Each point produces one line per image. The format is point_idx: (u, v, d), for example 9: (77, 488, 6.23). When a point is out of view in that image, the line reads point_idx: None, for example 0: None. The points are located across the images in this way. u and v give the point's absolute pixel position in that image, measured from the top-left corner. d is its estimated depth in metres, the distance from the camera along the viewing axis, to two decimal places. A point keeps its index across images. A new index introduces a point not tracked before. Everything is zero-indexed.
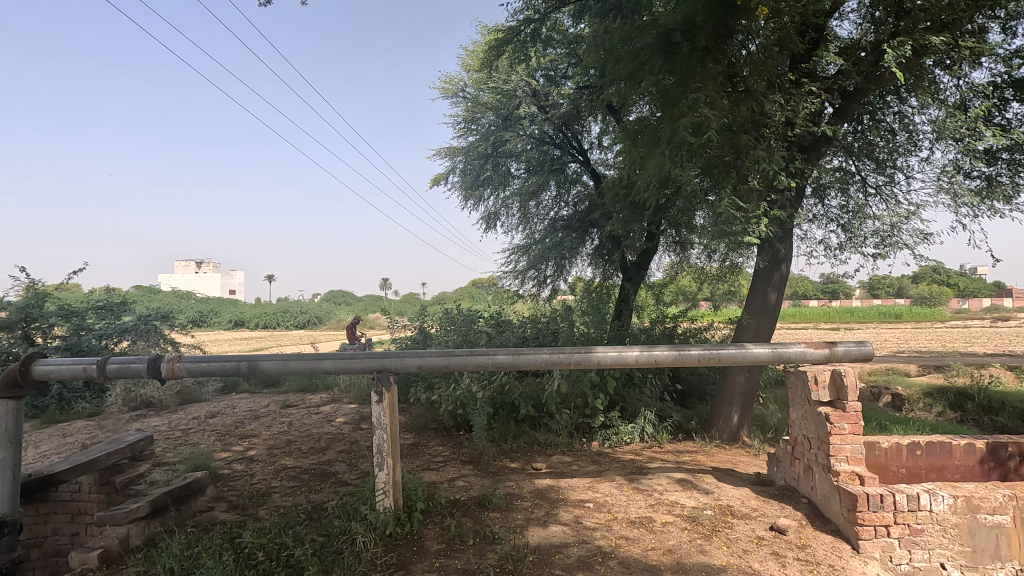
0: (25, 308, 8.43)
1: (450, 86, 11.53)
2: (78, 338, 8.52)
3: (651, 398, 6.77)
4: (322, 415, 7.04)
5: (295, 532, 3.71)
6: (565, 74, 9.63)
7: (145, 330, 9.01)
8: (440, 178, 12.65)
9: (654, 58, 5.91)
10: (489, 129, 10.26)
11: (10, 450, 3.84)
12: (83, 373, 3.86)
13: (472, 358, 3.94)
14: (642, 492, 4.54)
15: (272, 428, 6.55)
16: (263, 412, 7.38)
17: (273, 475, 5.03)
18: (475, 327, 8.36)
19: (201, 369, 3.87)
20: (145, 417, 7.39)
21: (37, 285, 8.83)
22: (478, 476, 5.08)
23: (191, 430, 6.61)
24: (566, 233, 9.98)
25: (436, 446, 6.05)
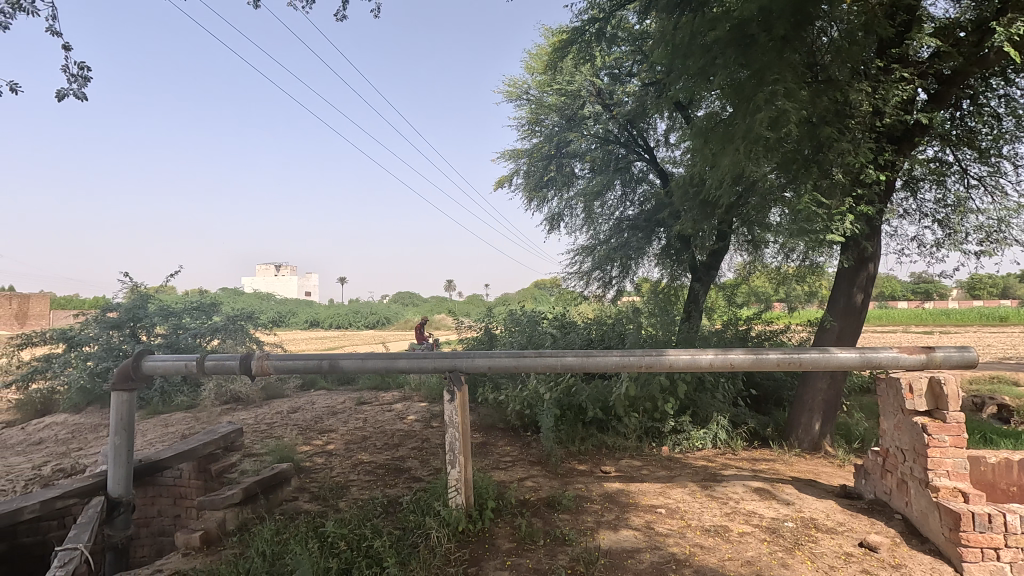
0: (132, 309, 9.27)
1: (513, 89, 11.65)
2: (177, 336, 9.28)
3: (724, 403, 6.53)
4: (394, 412, 7.30)
5: (373, 525, 3.87)
6: (630, 72, 9.48)
7: (233, 330, 9.69)
8: (504, 180, 12.80)
9: (726, 51, 5.70)
10: (553, 130, 10.26)
11: (125, 438, 4.25)
12: (185, 368, 4.19)
13: (541, 359, 3.96)
14: (716, 500, 4.39)
15: (349, 424, 6.87)
16: (340, 408, 7.75)
17: (350, 469, 5.27)
18: (540, 328, 8.38)
19: (286, 367, 4.08)
20: (234, 411, 7.95)
21: (141, 288, 9.71)
22: (546, 476, 5.10)
23: (276, 423, 7.04)
24: (632, 233, 9.81)
25: (504, 446, 6.12)
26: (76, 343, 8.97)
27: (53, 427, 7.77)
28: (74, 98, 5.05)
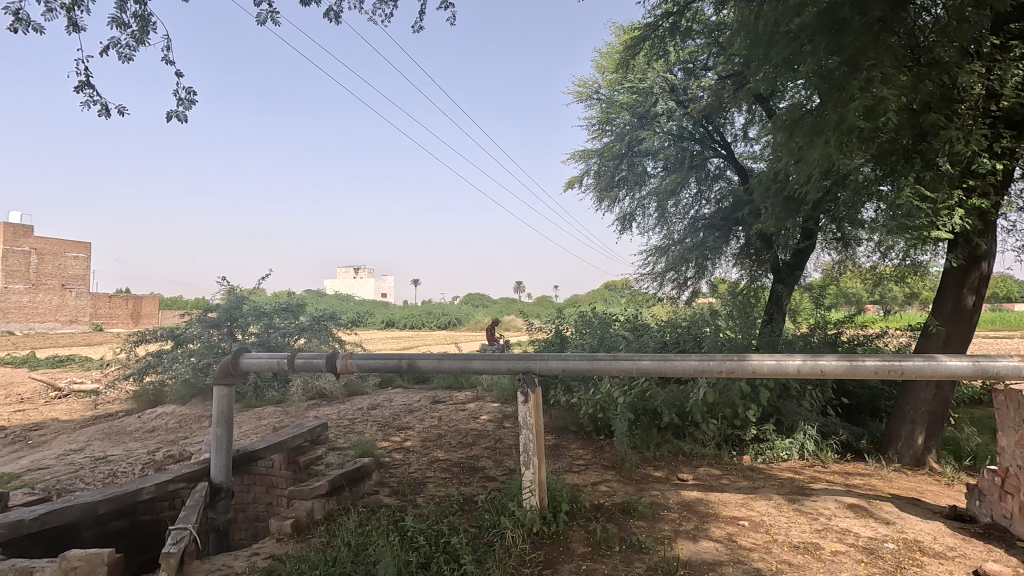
0: (230, 309, 10.04)
1: (584, 89, 11.56)
2: (268, 335, 9.95)
3: (812, 411, 6.14)
4: (468, 412, 7.44)
5: (450, 521, 3.97)
6: (706, 65, 9.15)
7: (318, 330, 10.26)
8: (575, 181, 12.73)
9: (815, 38, 5.36)
10: (625, 129, 10.05)
11: (225, 429, 4.60)
12: (277, 365, 4.47)
13: (616, 363, 3.89)
14: (805, 515, 4.14)
15: (425, 422, 7.08)
16: (416, 406, 8.01)
17: (427, 466, 5.43)
18: (612, 330, 8.25)
19: (368, 366, 4.25)
20: (319, 406, 8.41)
21: (237, 290, 10.49)
22: (620, 481, 5.01)
23: (357, 419, 7.39)
24: (709, 232, 9.44)
25: (577, 449, 6.08)
26: (182, 340, 9.83)
27: (164, 416, 8.57)
28: (177, 119, 5.56)
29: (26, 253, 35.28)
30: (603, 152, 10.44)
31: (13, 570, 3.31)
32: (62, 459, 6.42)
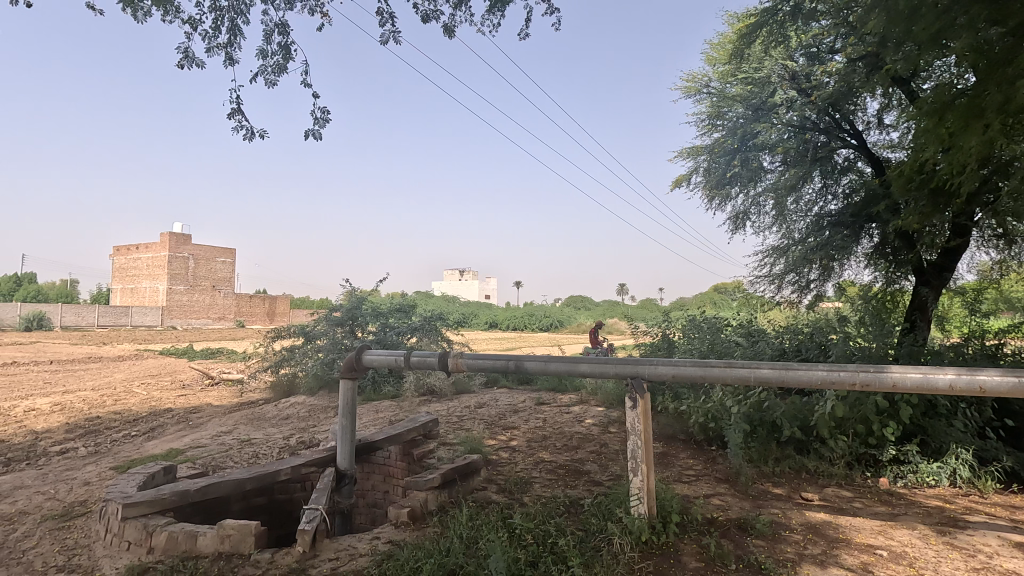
0: (351, 309, 10.87)
1: (692, 84, 11.10)
2: (384, 334, 10.62)
3: (965, 433, 5.39)
4: (572, 414, 7.43)
5: (557, 523, 3.99)
6: (833, 48, 8.38)
7: (429, 330, 10.78)
8: (682, 179, 12.24)
9: (971, 8, 4.70)
10: (738, 122, 9.43)
11: (349, 419, 4.99)
12: (395, 362, 4.77)
13: (731, 371, 3.69)
14: (959, 550, 3.64)
15: (529, 423, 7.18)
16: (521, 407, 8.14)
17: (532, 466, 5.50)
18: (724, 336, 7.82)
19: (477, 365, 4.40)
20: (430, 402, 8.84)
21: (357, 291, 11.34)
22: (735, 496, 4.73)
23: (465, 417, 7.66)
24: (835, 231, 8.61)
25: (687, 459, 5.84)
26: (311, 337, 10.81)
27: (296, 406, 9.47)
28: (313, 137, 6.20)
29: (185, 259, 40.66)
30: (714, 148, 9.92)
31: (182, 532, 3.84)
32: (216, 439, 7.33)
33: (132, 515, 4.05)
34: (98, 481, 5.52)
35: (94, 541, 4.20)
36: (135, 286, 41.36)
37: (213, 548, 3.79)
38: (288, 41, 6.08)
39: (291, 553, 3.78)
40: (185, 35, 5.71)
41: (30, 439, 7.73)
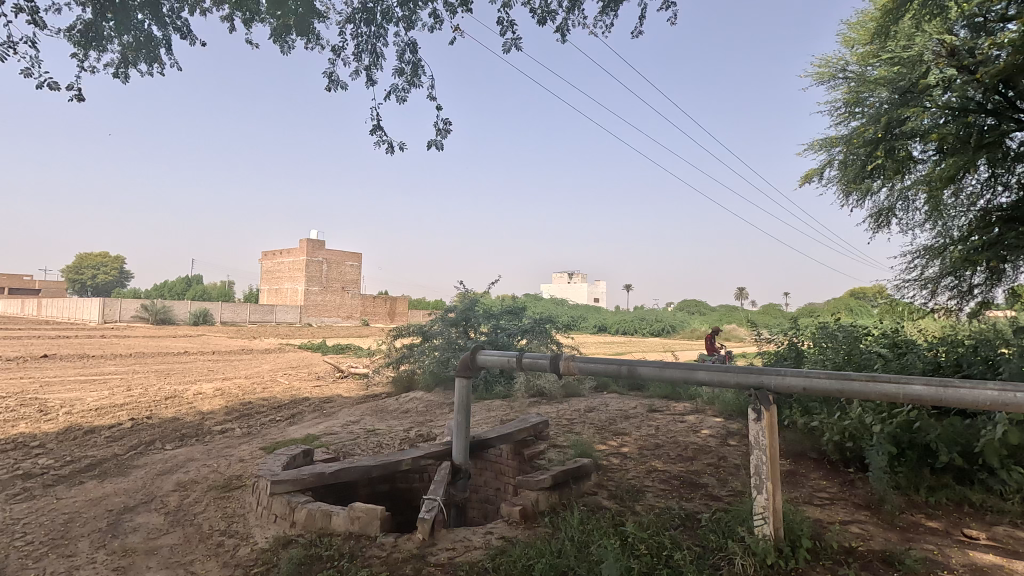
0: (465, 311, 11.33)
1: (826, 69, 10.16)
2: (496, 335, 10.91)
3: None
4: (688, 424, 7.11)
5: (671, 535, 3.85)
6: (1005, 16, 7.17)
7: (539, 332, 10.89)
8: (813, 174, 11.24)
9: None
10: (882, 108, 8.45)
11: (464, 416, 5.19)
12: (508, 363, 4.87)
13: (875, 386, 3.31)
14: None
15: (641, 430, 6.98)
16: (632, 413, 7.95)
17: (645, 475, 5.35)
18: (863, 345, 7.04)
19: (589, 369, 4.35)
20: (540, 404, 8.93)
21: (471, 293, 11.78)
22: (878, 526, 4.24)
23: (575, 420, 7.64)
24: (1008, 228, 7.40)
25: (818, 479, 5.34)
26: (428, 336, 11.41)
27: (414, 401, 10.05)
28: (439, 146, 6.57)
29: (320, 263, 44.90)
30: (852, 139, 8.98)
31: (318, 510, 4.24)
32: (346, 428, 8.00)
33: (279, 491, 4.55)
34: (251, 459, 6.26)
35: (248, 511, 4.78)
36: (278, 287, 46.38)
37: (345, 527, 4.13)
38: (417, 58, 6.52)
39: (412, 539, 4.02)
40: (329, 60, 6.35)
41: (199, 419, 8.97)
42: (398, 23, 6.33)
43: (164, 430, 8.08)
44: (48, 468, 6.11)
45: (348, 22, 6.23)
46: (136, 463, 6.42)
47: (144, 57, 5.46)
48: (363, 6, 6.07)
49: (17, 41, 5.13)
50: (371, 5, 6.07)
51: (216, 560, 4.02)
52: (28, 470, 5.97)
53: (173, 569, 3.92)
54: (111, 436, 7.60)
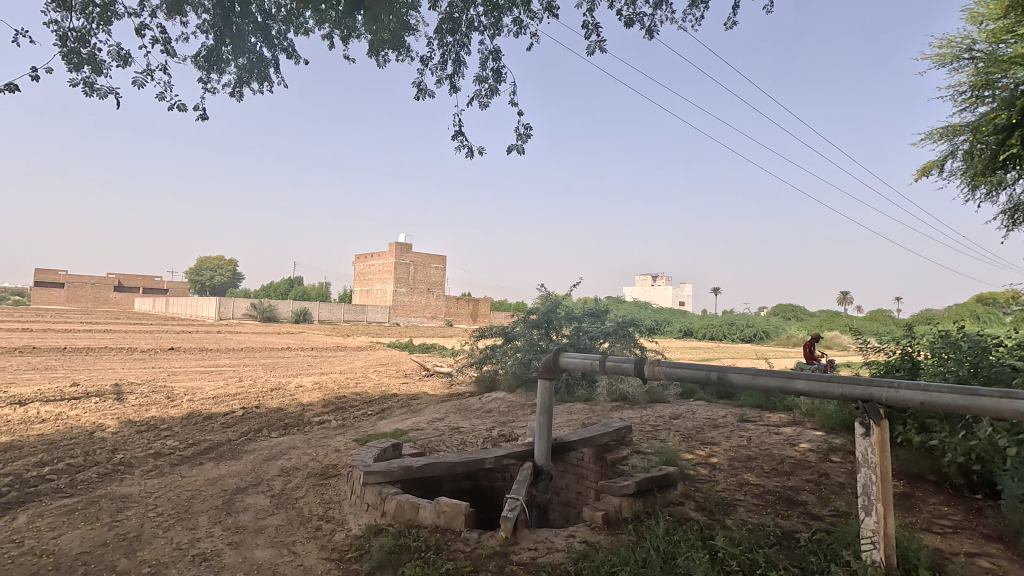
0: (547, 313, 11.34)
1: (948, 50, 9.18)
2: (578, 337, 10.83)
3: None
4: (784, 436, 6.67)
5: (766, 553, 3.63)
6: None
7: (622, 335, 10.68)
8: (931, 166, 10.19)
9: None
10: (1018, 90, 7.50)
11: (546, 418, 5.18)
12: (591, 366, 4.81)
13: (1010, 403, 2.92)
14: None
15: (732, 440, 6.65)
16: (722, 422, 7.59)
17: (736, 488, 5.07)
18: (994, 357, 6.27)
19: (675, 374, 4.19)
20: (622, 409, 8.75)
21: (553, 295, 11.79)
22: (1013, 561, 3.76)
23: (660, 427, 7.41)
24: None
25: (938, 505, 4.82)
26: (510, 337, 11.54)
27: (497, 401, 10.20)
28: (518, 152, 6.72)
29: (407, 265, 46.84)
30: (979, 126, 8.05)
31: (407, 502, 4.42)
32: (431, 425, 8.28)
33: (371, 481, 4.80)
34: (345, 449, 6.65)
35: (343, 499, 5.07)
36: (370, 288, 48.89)
37: (431, 520, 4.28)
38: (499, 65, 6.65)
39: (496, 536, 4.08)
40: (418, 69, 6.68)
41: (300, 410, 9.65)
42: (483, 31, 6.48)
43: (270, 419, 8.78)
44: (175, 449, 6.83)
45: (435, 33, 6.46)
46: (246, 448, 7.01)
47: (256, 77, 5.97)
48: (449, 16, 6.26)
49: (154, 68, 5.80)
50: (457, 15, 6.25)
51: (315, 542, 4.31)
52: (158, 450, 6.71)
53: (278, 547, 4.25)
54: (226, 423, 8.37)
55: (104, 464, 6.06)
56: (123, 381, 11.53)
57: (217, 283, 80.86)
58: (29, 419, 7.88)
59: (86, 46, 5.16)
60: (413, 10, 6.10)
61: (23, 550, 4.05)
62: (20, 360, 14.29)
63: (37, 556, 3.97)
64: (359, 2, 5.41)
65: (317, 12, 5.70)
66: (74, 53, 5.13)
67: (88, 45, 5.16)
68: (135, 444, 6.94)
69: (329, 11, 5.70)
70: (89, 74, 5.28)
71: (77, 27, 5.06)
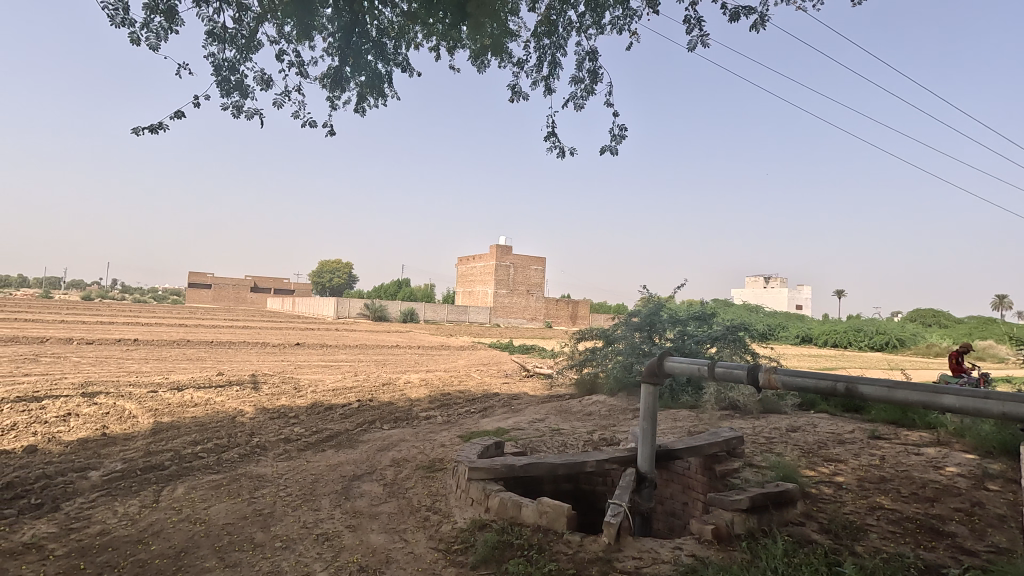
0: (650, 315, 10.92)
1: None
2: (683, 341, 10.37)
3: None
4: (926, 458, 5.91)
5: None
6: None
7: (732, 340, 10.05)
8: None
9: None
10: None
11: (650, 425, 4.99)
12: (698, 372, 4.55)
13: None
14: None
15: (861, 458, 6.02)
16: (849, 438, 6.89)
17: (866, 511, 4.58)
18: None
19: (794, 384, 3.84)
20: (733, 418, 8.26)
21: (656, 297, 11.39)
22: None
23: (775, 439, 6.90)
24: None
25: None
26: (611, 339, 11.31)
27: (597, 404, 10.08)
28: (613, 153, 6.86)
29: (507, 267, 47.76)
30: None
31: (510, 500, 4.49)
32: (532, 425, 8.35)
33: (475, 477, 4.94)
34: (450, 444, 6.92)
35: (449, 493, 5.27)
36: (471, 289, 50.45)
37: (533, 520, 4.31)
38: (597, 65, 6.59)
39: (598, 541, 4.02)
40: (514, 73, 6.81)
41: (408, 405, 10.19)
42: (583, 31, 6.44)
43: (382, 412, 9.34)
44: (301, 436, 7.50)
45: (534, 37, 6.53)
46: (362, 439, 7.53)
47: (373, 92, 6.41)
48: (547, 20, 6.29)
49: (290, 89, 6.45)
50: (555, 18, 6.27)
51: (424, 532, 4.53)
52: (288, 436, 7.41)
53: (390, 534, 4.51)
54: (344, 414, 9.04)
55: (244, 446, 6.80)
56: (258, 372, 12.87)
57: (335, 285, 87.74)
58: (185, 403, 9.05)
59: (235, 73, 5.83)
60: (514, 16, 6.21)
61: (182, 517, 4.66)
62: (178, 351, 16.49)
63: (193, 523, 4.55)
64: (463, 13, 5.60)
65: (426, 26, 5.99)
66: (226, 81, 5.82)
67: (237, 73, 5.83)
68: (268, 429, 7.72)
69: (437, 24, 5.97)
70: (238, 99, 5.97)
71: (229, 58, 5.74)
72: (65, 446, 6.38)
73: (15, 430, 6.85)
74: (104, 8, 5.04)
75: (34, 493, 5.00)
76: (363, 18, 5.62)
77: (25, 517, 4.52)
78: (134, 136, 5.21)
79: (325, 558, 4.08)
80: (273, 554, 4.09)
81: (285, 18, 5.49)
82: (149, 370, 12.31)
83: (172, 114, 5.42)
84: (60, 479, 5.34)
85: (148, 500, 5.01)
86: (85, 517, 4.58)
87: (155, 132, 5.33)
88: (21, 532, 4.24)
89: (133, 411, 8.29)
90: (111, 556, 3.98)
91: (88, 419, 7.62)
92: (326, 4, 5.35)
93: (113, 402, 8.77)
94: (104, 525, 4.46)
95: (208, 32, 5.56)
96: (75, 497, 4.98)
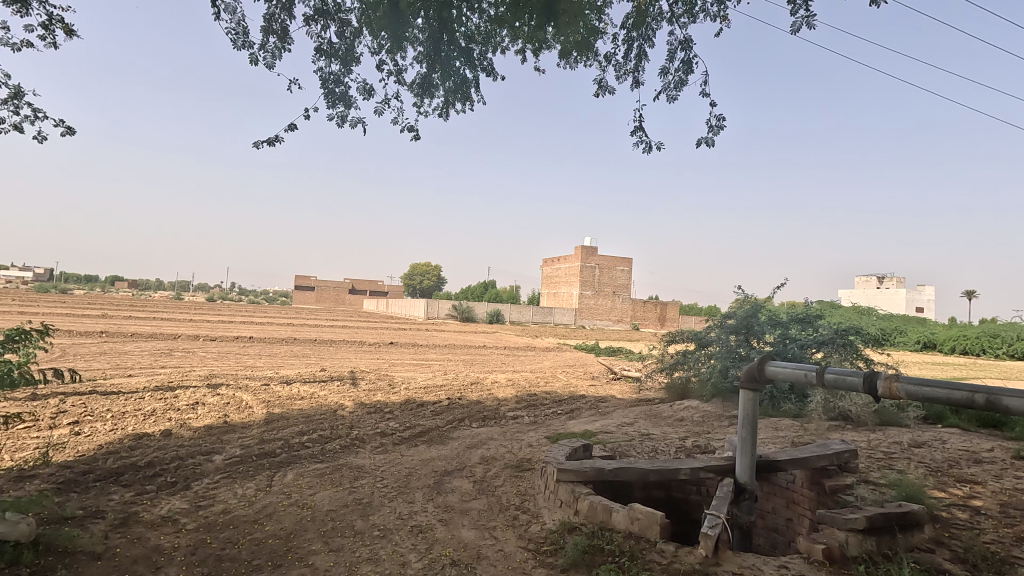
0: (746, 317, 10.23)
1: None
2: (786, 346, 9.62)
3: None
4: None
5: None
6: None
7: (842, 344, 9.18)
8: None
9: None
10: None
11: (749, 432, 4.67)
12: (805, 378, 4.18)
13: None
14: None
15: (1003, 481, 5.28)
16: (988, 457, 6.07)
17: (1012, 542, 4.01)
18: None
19: (921, 395, 3.40)
20: (843, 430, 7.57)
21: (753, 298, 10.66)
22: None
23: (896, 455, 6.23)
24: None
25: None
26: (704, 342, 10.76)
27: (690, 409, 9.65)
28: (706, 144, 6.62)
29: (592, 268, 47.28)
30: None
31: (600, 504, 4.40)
32: (622, 429, 8.16)
33: (564, 479, 4.90)
34: (538, 445, 6.91)
35: (538, 493, 5.27)
36: (556, 291, 50.41)
37: (624, 526, 4.19)
38: (690, 54, 6.31)
39: (694, 553, 3.83)
40: (602, 69, 6.67)
41: (496, 404, 10.34)
42: (675, 21, 6.20)
43: (470, 410, 9.54)
44: (396, 430, 7.85)
45: (622, 30, 6.37)
46: (452, 435, 7.74)
47: (461, 96, 6.58)
48: (635, 11, 6.10)
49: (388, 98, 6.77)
50: (645, 10, 6.07)
51: (514, 531, 4.55)
52: (384, 430, 7.78)
53: (481, 530, 4.58)
54: (435, 410, 9.35)
55: (344, 438, 7.22)
56: (356, 369, 13.65)
57: (424, 287, 91.36)
58: (293, 396, 9.79)
59: (340, 85, 6.21)
60: (602, 12, 6.10)
61: (291, 501, 5.02)
62: (287, 348, 17.89)
63: (301, 508, 4.89)
64: (551, 12, 5.57)
65: (512, 29, 6.04)
66: (331, 93, 6.23)
67: (341, 85, 6.20)
68: (366, 423, 8.15)
69: (524, 26, 5.99)
70: (342, 109, 6.34)
71: (334, 71, 6.12)
72: (193, 432, 7.11)
73: (154, 415, 7.74)
74: (228, 34, 5.56)
75: (170, 471, 5.62)
76: (451, 26, 5.78)
77: (163, 493, 5.07)
78: (254, 150, 5.65)
79: (419, 549, 4.22)
80: (372, 543, 4.29)
81: (380, 30, 5.76)
82: (263, 365, 13.45)
83: (287, 127, 5.83)
84: (190, 461, 5.96)
85: (261, 483, 5.45)
86: (210, 496, 5.07)
87: (271, 145, 5.78)
88: (160, 506, 4.78)
89: (250, 402, 9.09)
90: (232, 533, 4.37)
91: (212, 408, 8.46)
92: (417, 13, 5.55)
93: (233, 394, 9.67)
94: (226, 504, 4.92)
95: (317, 48, 5.97)
96: (202, 477, 5.54)
